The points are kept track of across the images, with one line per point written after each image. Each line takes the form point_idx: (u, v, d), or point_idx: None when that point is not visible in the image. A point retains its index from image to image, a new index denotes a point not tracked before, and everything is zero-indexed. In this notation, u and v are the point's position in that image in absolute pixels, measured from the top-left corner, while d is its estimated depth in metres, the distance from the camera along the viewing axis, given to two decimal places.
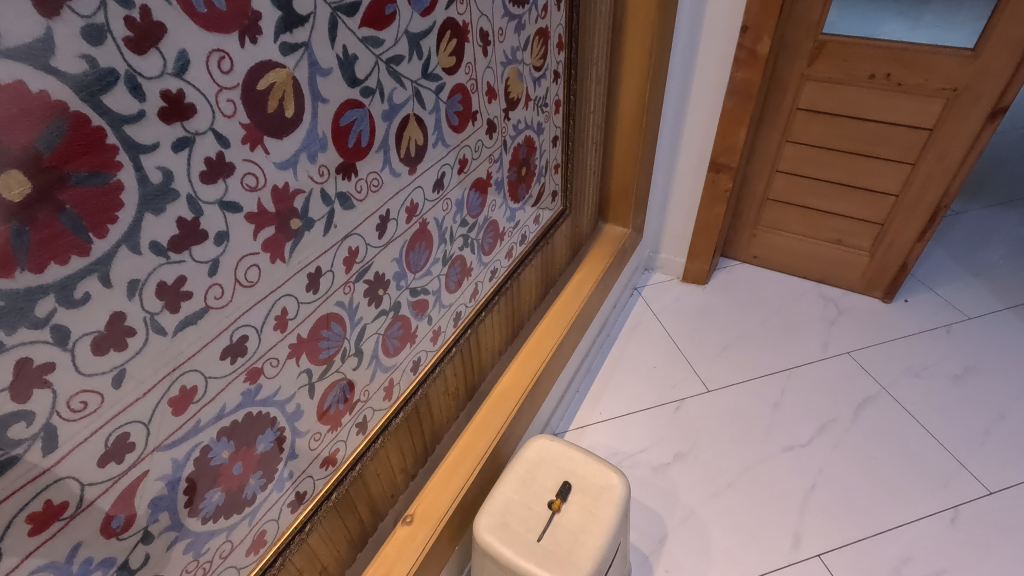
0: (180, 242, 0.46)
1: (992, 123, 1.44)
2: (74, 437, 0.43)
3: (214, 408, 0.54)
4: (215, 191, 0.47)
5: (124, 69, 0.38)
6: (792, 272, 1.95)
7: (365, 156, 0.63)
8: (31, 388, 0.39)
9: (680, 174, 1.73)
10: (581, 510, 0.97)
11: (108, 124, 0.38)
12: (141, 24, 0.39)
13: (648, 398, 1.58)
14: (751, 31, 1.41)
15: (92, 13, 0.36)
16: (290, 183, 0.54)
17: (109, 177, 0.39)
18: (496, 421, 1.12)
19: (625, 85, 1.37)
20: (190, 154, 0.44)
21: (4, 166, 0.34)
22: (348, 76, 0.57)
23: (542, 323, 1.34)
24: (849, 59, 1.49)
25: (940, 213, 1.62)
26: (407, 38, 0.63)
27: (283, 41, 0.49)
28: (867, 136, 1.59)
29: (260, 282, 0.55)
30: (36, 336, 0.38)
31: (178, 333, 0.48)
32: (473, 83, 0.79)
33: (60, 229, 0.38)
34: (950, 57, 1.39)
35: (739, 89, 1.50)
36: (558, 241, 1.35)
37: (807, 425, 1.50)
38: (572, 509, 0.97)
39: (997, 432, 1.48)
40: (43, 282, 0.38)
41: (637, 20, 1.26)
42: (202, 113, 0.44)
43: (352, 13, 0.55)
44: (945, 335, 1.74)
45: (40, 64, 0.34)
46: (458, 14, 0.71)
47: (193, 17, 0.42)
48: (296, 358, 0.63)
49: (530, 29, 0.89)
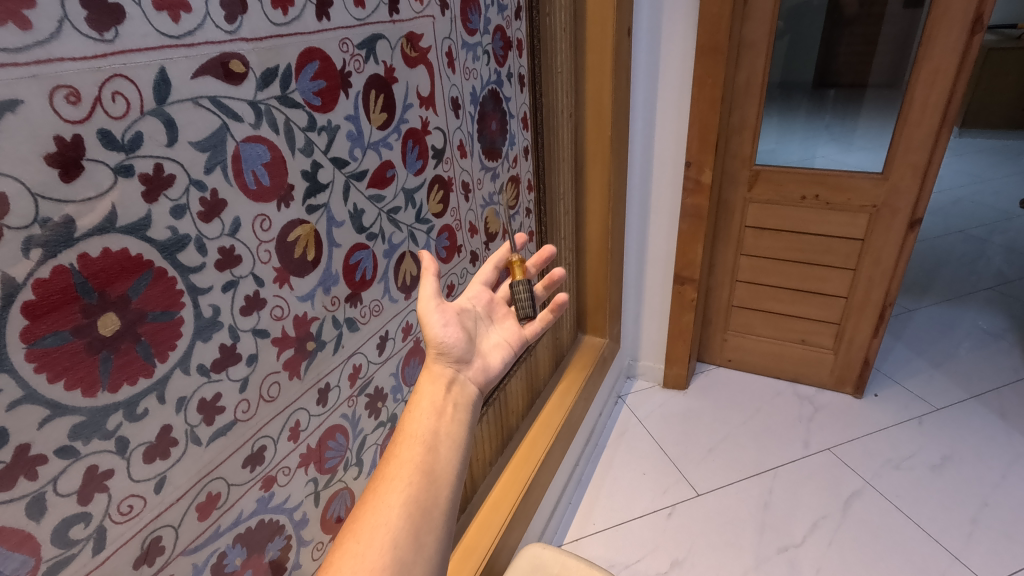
0: (220, 363, 0.56)
1: (913, 232, 1.63)
2: (118, 539, 0.49)
3: (232, 514, 0.61)
4: (250, 321, 0.58)
5: (195, 234, 0.51)
6: (765, 373, 2.05)
7: (369, 287, 0.75)
8: (93, 492, 0.46)
9: (649, 287, 1.90)
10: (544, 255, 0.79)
11: (178, 274, 0.50)
12: (210, 201, 0.52)
13: (641, 506, 1.59)
14: (694, 164, 1.62)
15: (179, 197, 0.49)
16: (309, 311, 0.66)
17: (173, 314, 0.50)
18: (486, 537, 1.14)
19: (592, 214, 1.55)
20: (234, 293, 0.56)
21: (102, 311, 0.45)
22: (356, 225, 0.71)
23: (531, 432, 1.40)
24: (783, 185, 1.72)
25: (887, 312, 1.77)
26: (403, 192, 0.79)
27: (308, 203, 0.63)
28: (811, 249, 1.78)
29: (278, 397, 0.64)
30: (103, 446, 0.46)
31: (209, 443, 0.56)
32: (458, 222, 0.95)
33: (134, 356, 0.48)
34: (864, 180, 1.63)
35: (692, 213, 1.69)
36: (540, 354, 1.46)
37: (799, 523, 1.51)
38: (538, 264, 0.78)
39: (983, 521, 1.49)
40: (115, 400, 0.47)
41: (595, 162, 1.47)
42: (246, 261, 0.56)
43: (361, 178, 0.70)
44: (917, 427, 1.79)
45: (139, 235, 0.46)
46: (444, 171, 0.88)
47: (245, 191, 0.55)
48: (305, 467, 0.70)
49: (504, 177, 1.08)
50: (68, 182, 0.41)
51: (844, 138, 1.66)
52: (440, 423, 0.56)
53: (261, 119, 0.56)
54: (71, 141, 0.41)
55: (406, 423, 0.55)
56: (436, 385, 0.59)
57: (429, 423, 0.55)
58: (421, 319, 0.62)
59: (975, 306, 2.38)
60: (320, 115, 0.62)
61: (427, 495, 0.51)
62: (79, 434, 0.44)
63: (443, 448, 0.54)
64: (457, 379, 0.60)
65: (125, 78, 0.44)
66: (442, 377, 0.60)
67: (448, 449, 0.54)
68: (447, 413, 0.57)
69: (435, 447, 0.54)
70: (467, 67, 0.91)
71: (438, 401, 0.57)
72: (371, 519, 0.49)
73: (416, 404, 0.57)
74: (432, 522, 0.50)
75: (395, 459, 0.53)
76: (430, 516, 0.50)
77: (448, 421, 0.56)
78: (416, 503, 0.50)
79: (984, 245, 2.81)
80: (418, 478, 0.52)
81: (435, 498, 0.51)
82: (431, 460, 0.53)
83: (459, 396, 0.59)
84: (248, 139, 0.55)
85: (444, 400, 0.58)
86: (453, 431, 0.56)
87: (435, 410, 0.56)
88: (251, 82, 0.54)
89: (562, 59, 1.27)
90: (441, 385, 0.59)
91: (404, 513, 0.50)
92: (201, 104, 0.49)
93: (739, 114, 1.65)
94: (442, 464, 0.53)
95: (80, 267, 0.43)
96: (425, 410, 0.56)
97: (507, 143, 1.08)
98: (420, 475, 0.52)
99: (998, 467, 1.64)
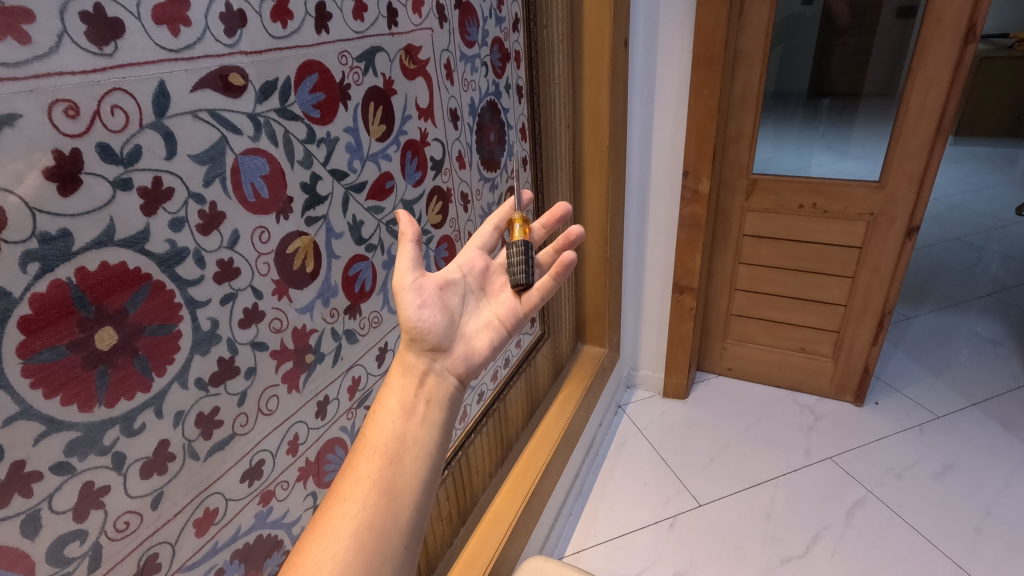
0: (218, 377, 0.55)
1: (910, 240, 1.63)
2: (115, 556, 0.48)
3: (230, 529, 0.60)
4: (248, 334, 0.58)
5: (193, 247, 0.51)
6: (765, 382, 2.05)
7: (368, 298, 0.75)
8: (89, 508, 0.46)
9: (648, 296, 1.90)
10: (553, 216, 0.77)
11: (177, 287, 0.50)
12: (209, 214, 0.52)
13: (642, 517, 1.58)
14: (692, 173, 1.63)
15: (177, 210, 0.49)
16: (308, 324, 0.65)
17: (171, 328, 0.50)
18: (487, 550, 1.12)
19: (591, 224, 1.55)
20: (232, 305, 0.55)
21: (99, 325, 0.44)
22: (355, 237, 0.70)
23: (531, 443, 1.39)
24: (781, 193, 1.73)
25: (886, 319, 1.77)
26: (403, 203, 0.79)
27: (307, 215, 0.63)
28: (809, 256, 1.79)
29: (277, 410, 0.63)
30: (99, 462, 0.46)
31: (207, 457, 0.55)
32: (456, 233, 0.95)
33: (131, 370, 0.47)
34: (860, 189, 1.63)
35: (690, 222, 1.69)
36: (540, 364, 1.45)
37: (802, 534, 1.50)
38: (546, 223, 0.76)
39: (987, 530, 1.48)
40: (112, 415, 0.46)
41: (593, 172, 1.47)
42: (244, 273, 0.56)
43: (360, 189, 0.70)
44: (918, 435, 1.79)
45: (138, 248, 0.46)
46: (443, 182, 0.88)
47: (244, 204, 0.55)
48: (304, 481, 0.69)
49: (502, 187, 1.09)
50: (66, 196, 0.41)
51: (840, 147, 1.66)
52: (399, 437, 0.54)
53: (260, 131, 0.56)
54: (70, 155, 0.41)
55: (364, 441, 0.53)
56: (405, 379, 0.57)
57: (387, 439, 0.53)
58: (399, 302, 0.60)
59: (974, 313, 2.38)
60: (319, 127, 0.63)
61: (382, 519, 0.50)
62: (75, 450, 0.44)
63: (401, 466, 0.52)
64: (431, 373, 0.59)
65: (124, 92, 0.44)
66: (414, 371, 0.58)
67: (406, 467, 0.52)
68: (408, 425, 0.54)
69: (395, 463, 0.52)
70: (466, 78, 0.91)
71: (400, 412, 0.55)
72: (315, 552, 0.48)
73: (374, 419, 0.55)
74: (388, 549, 0.49)
75: (348, 482, 0.51)
76: (387, 539, 0.49)
77: (410, 434, 0.54)
78: (369, 530, 0.49)
79: (982, 253, 2.82)
80: (376, 497, 0.50)
81: (394, 522, 0.50)
82: (388, 479, 0.51)
83: (434, 390, 0.58)
84: (247, 152, 0.55)
85: (408, 409, 0.55)
86: (420, 437, 0.54)
87: (394, 423, 0.54)
88: (251, 95, 0.54)
89: (560, 70, 1.28)
90: (411, 384, 0.57)
91: (354, 543, 0.48)
92: (200, 117, 0.49)
93: (735, 123, 1.66)
94: (399, 483, 0.51)
95: (77, 281, 0.42)
96: (386, 422, 0.54)
97: (506, 154, 1.08)
98: (374, 499, 0.50)
99: (1001, 475, 1.63)
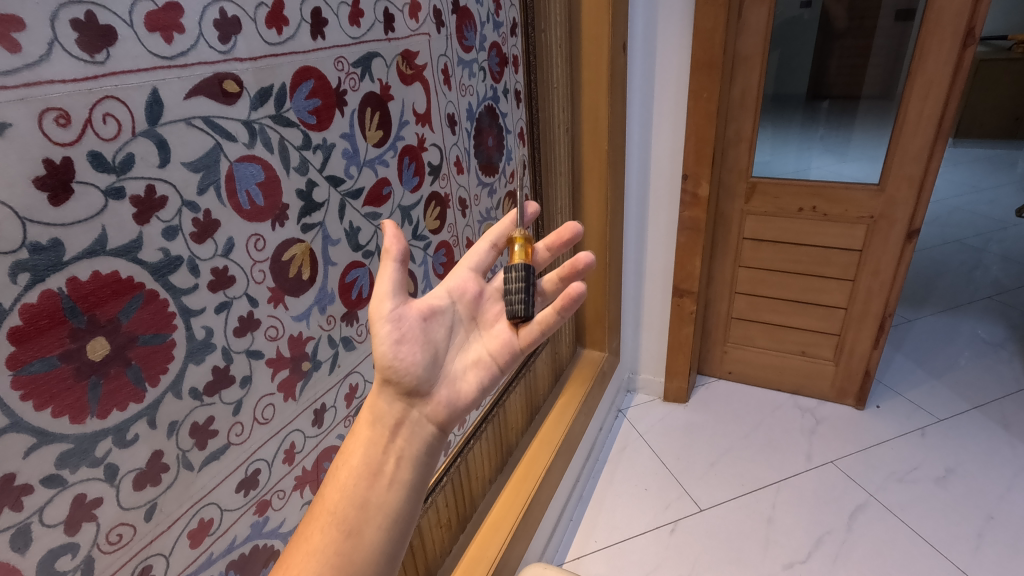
0: (213, 386, 0.54)
1: (910, 243, 1.63)
2: (108, 568, 0.48)
3: (225, 540, 0.59)
4: (244, 342, 0.57)
5: (188, 256, 0.50)
6: (766, 385, 2.04)
7: (365, 305, 0.74)
8: (81, 521, 0.45)
9: (648, 299, 1.89)
10: (560, 235, 0.73)
11: (171, 296, 0.49)
12: (203, 222, 0.51)
13: (643, 522, 1.57)
14: (692, 177, 1.62)
15: (171, 218, 0.48)
16: (304, 331, 0.65)
17: (165, 337, 0.49)
18: (487, 556, 1.12)
19: (590, 227, 1.54)
20: (227, 314, 0.55)
21: (90, 336, 0.44)
22: (352, 243, 0.70)
23: (530, 449, 1.38)
24: (780, 197, 1.73)
25: (887, 322, 1.76)
26: (400, 210, 0.78)
27: (303, 222, 0.62)
28: (809, 260, 1.78)
29: (274, 418, 0.62)
30: (92, 474, 0.45)
31: (202, 467, 0.55)
32: (455, 238, 0.94)
33: (124, 380, 0.47)
34: (860, 192, 1.63)
35: (689, 226, 1.69)
36: (539, 368, 1.45)
37: (804, 539, 1.49)
38: (552, 242, 0.72)
39: (989, 535, 1.47)
40: (104, 426, 0.46)
41: (592, 175, 1.46)
42: (239, 281, 0.56)
43: (357, 196, 0.70)
44: (920, 439, 1.78)
45: (130, 257, 0.46)
46: (441, 187, 0.87)
47: (239, 212, 0.55)
48: (301, 490, 0.69)
49: (501, 192, 1.08)
50: (58, 205, 0.41)
51: (839, 149, 1.66)
52: (361, 503, 0.53)
53: (255, 138, 0.55)
54: (61, 164, 0.40)
55: (323, 509, 0.53)
56: (374, 433, 0.57)
57: (345, 508, 0.53)
58: (372, 325, 0.58)
59: (974, 315, 2.37)
60: (316, 133, 0.62)
61: None
62: (66, 462, 0.43)
63: (360, 537, 0.52)
64: (406, 421, 0.58)
65: (117, 100, 0.43)
66: (385, 423, 0.57)
67: (365, 537, 0.52)
68: (372, 489, 0.54)
69: (352, 537, 0.52)
70: (463, 83, 0.91)
71: (363, 474, 0.55)
72: None
73: (333, 486, 0.55)
74: None
75: (303, 556, 0.51)
76: None
77: (372, 498, 0.54)
78: None
79: (981, 255, 2.82)
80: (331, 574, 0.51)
81: None
82: (346, 553, 0.51)
83: (405, 441, 0.57)
84: (242, 159, 0.54)
85: (373, 470, 0.55)
86: (384, 502, 0.54)
87: (356, 488, 0.54)
88: (246, 101, 0.54)
89: (559, 74, 1.27)
90: (380, 441, 0.56)
91: None
92: (194, 125, 0.49)
93: (734, 126, 1.65)
94: (357, 556, 0.51)
95: (69, 291, 0.42)
96: (347, 489, 0.54)
97: (504, 158, 1.08)
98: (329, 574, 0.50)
99: (1003, 479, 1.62)
